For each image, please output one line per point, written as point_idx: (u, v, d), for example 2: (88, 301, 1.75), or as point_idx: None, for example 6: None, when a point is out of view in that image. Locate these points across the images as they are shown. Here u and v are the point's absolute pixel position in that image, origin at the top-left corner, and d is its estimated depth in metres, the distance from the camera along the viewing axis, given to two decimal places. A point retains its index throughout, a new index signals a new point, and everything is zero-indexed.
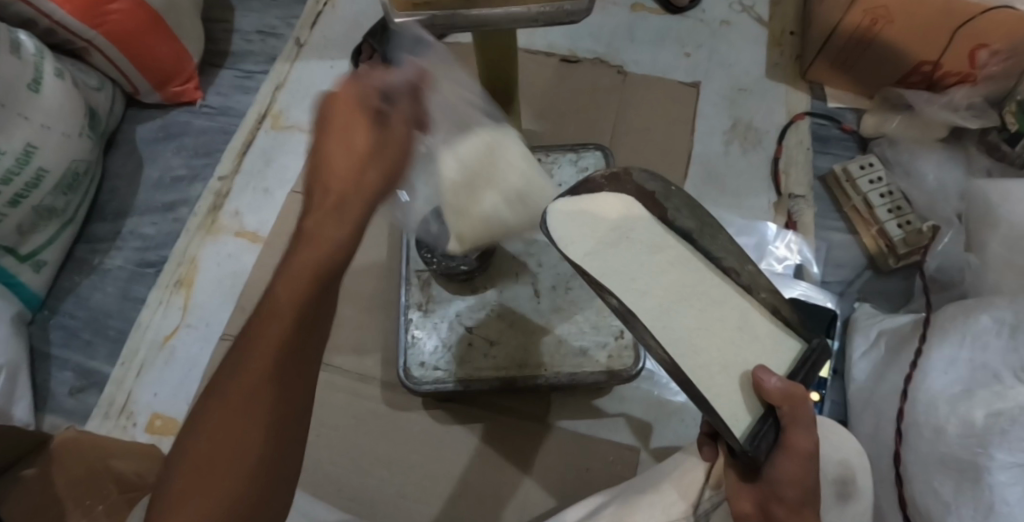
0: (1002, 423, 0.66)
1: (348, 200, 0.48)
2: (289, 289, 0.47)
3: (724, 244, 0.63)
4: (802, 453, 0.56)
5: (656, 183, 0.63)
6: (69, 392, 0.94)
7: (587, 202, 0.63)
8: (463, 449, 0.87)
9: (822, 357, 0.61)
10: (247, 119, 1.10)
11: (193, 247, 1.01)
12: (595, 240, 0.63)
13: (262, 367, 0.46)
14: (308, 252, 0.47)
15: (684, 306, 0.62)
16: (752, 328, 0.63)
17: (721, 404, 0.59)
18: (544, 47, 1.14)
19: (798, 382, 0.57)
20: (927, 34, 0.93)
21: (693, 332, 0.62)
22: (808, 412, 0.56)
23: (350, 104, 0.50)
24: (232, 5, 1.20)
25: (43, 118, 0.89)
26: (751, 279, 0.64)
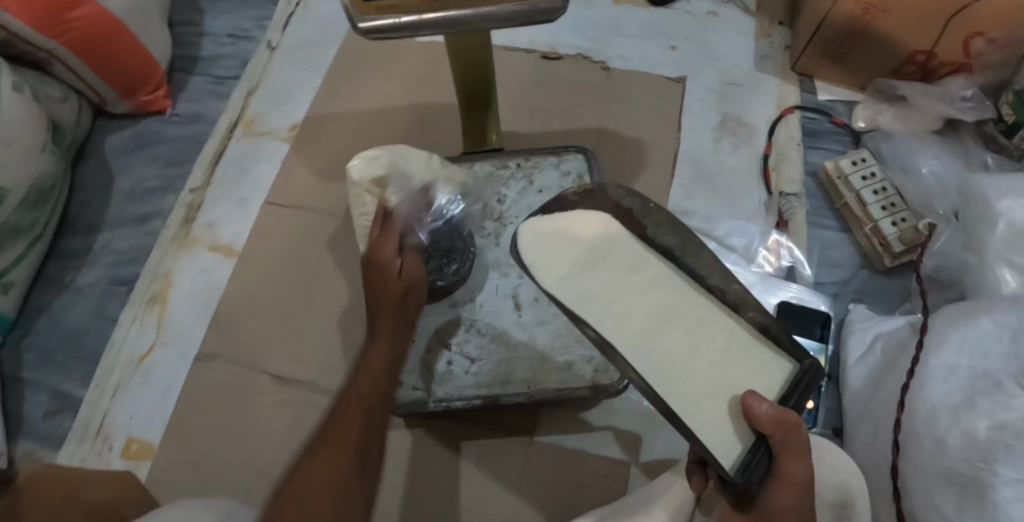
0: (1006, 437, 0.63)
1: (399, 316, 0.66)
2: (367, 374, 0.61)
3: (706, 261, 0.60)
4: (796, 483, 0.54)
5: (632, 199, 0.63)
6: (43, 416, 0.90)
7: (561, 222, 0.66)
8: (449, 467, 0.84)
9: (816, 378, 0.57)
10: (220, 127, 1.07)
11: (167, 262, 0.98)
12: (570, 264, 0.63)
13: (349, 424, 0.56)
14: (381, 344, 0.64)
15: (668, 329, 0.60)
16: (740, 349, 0.60)
17: (708, 433, 0.56)
18: (525, 44, 1.10)
19: (790, 408, 0.54)
20: (920, 24, 0.89)
21: (677, 356, 0.59)
22: (800, 441, 0.54)
23: (385, 268, 0.67)
24: (203, 7, 1.16)
25: (3, 134, 0.86)
26: (737, 297, 0.60)
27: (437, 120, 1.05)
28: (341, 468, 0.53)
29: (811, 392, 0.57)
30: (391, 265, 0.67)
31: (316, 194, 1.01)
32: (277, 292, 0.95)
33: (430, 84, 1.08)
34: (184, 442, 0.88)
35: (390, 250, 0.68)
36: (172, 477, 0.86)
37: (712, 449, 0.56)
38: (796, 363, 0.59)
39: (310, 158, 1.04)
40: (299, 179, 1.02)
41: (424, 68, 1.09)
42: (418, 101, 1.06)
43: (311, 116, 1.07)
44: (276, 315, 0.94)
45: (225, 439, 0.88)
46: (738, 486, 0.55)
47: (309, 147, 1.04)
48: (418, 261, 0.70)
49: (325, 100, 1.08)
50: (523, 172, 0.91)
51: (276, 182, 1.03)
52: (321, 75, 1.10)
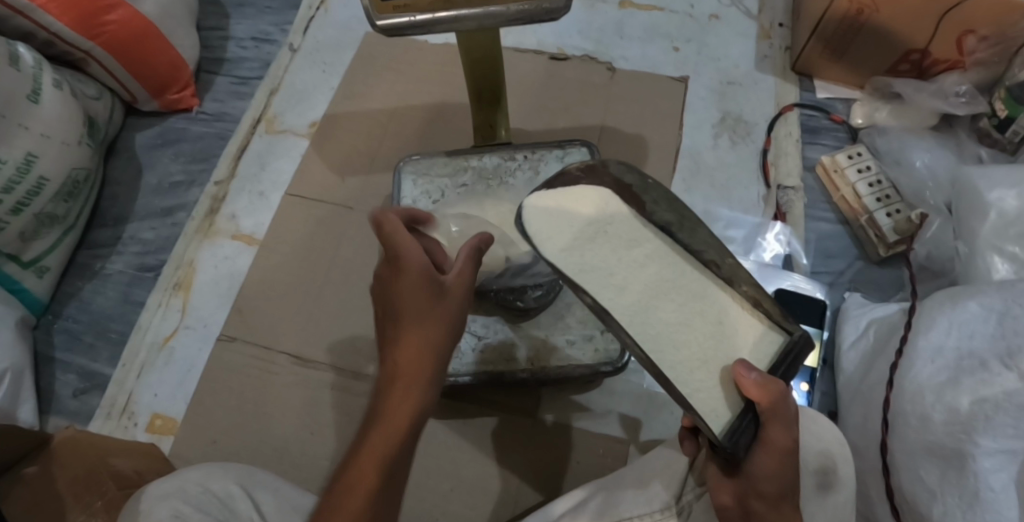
0: (986, 410, 0.66)
1: (421, 347, 0.55)
2: (395, 406, 0.54)
3: (703, 237, 0.64)
4: (780, 448, 0.57)
5: (633, 176, 0.66)
6: (72, 393, 0.95)
7: (563, 196, 0.67)
8: (454, 444, 0.88)
9: (806, 349, 0.61)
10: (243, 124, 1.13)
11: (191, 250, 1.04)
12: (573, 236, 0.65)
13: (366, 474, 0.53)
14: (404, 383, 0.54)
15: (664, 302, 0.63)
16: (734, 323, 0.63)
17: (700, 400, 0.60)
18: (533, 46, 1.15)
19: (777, 380, 0.56)
20: (914, 23, 0.93)
21: (673, 326, 0.63)
22: (786, 408, 0.56)
23: (420, 281, 0.56)
24: (228, 12, 1.22)
25: (43, 127, 0.92)
26: (731, 272, 0.64)
27: (448, 119, 1.10)
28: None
29: (800, 361, 0.61)
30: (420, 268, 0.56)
31: (333, 187, 1.06)
32: (294, 277, 1.00)
33: (442, 83, 1.13)
34: (204, 418, 0.92)
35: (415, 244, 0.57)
36: (193, 451, 0.90)
37: (703, 415, 0.59)
38: (789, 336, 0.62)
39: (328, 154, 1.09)
40: (318, 173, 1.07)
41: (435, 69, 1.14)
42: (431, 100, 1.11)
43: (329, 114, 1.12)
44: (293, 303, 0.99)
45: (243, 417, 0.92)
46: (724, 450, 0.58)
47: (327, 142, 1.10)
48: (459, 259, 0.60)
49: (342, 98, 1.13)
50: (530, 164, 0.95)
51: (295, 175, 1.08)
52: (340, 75, 1.16)
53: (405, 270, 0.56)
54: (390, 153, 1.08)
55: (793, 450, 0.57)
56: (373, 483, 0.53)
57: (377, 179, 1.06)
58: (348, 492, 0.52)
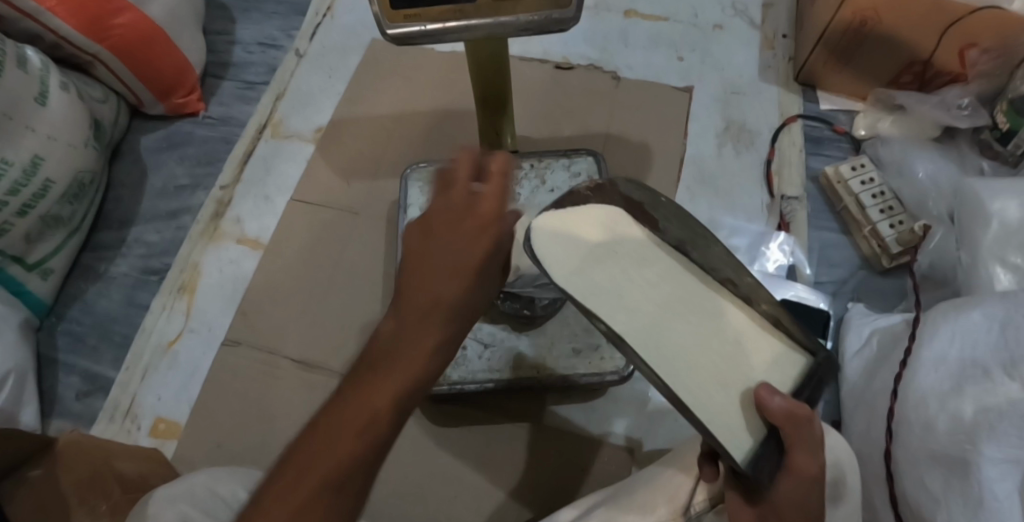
0: (989, 419, 0.66)
1: (459, 299, 0.50)
2: (420, 348, 0.48)
3: (716, 255, 0.64)
4: (805, 475, 0.55)
5: (642, 193, 0.66)
6: (75, 396, 0.95)
7: (571, 216, 0.64)
8: (459, 451, 0.88)
9: (827, 372, 0.60)
10: (249, 128, 1.13)
11: (195, 254, 1.04)
12: (582, 255, 0.62)
13: (372, 409, 0.46)
14: (435, 326, 0.49)
15: (680, 322, 0.60)
16: (751, 343, 0.61)
17: (719, 425, 0.55)
18: (538, 54, 1.16)
19: (802, 403, 0.55)
20: (917, 36, 0.94)
21: (692, 347, 0.59)
22: (811, 434, 0.55)
23: (488, 244, 0.52)
24: (234, 17, 1.22)
25: (50, 129, 0.92)
26: (750, 289, 0.63)
27: (454, 125, 1.10)
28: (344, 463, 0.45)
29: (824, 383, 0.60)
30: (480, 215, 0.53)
31: (338, 192, 1.06)
32: (299, 282, 1.00)
33: (448, 90, 1.13)
34: (208, 422, 0.92)
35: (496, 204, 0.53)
36: (196, 455, 0.90)
37: (725, 441, 0.55)
38: (812, 356, 0.61)
39: (334, 159, 1.09)
40: (323, 178, 1.08)
41: (441, 75, 1.15)
42: (437, 106, 1.12)
43: (335, 119, 1.12)
44: (297, 306, 0.99)
45: (248, 421, 0.92)
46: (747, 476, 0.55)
47: (333, 147, 1.10)
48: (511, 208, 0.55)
49: (348, 103, 1.14)
50: (536, 172, 0.96)
51: (301, 180, 1.08)
52: (346, 81, 1.16)
53: (476, 226, 0.52)
54: (396, 158, 1.08)
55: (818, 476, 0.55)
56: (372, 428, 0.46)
57: (383, 184, 1.06)
58: (342, 429, 0.46)
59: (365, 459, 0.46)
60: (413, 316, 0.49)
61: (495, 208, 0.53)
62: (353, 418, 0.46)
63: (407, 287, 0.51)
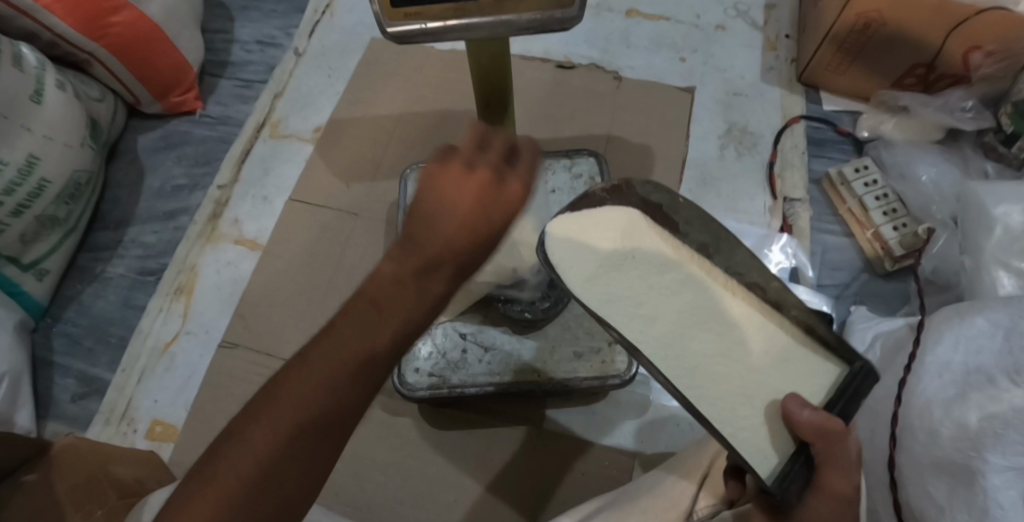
0: (995, 426, 0.66)
1: (461, 260, 0.50)
2: (416, 303, 0.49)
3: (741, 258, 0.61)
4: (837, 496, 0.51)
5: (661, 195, 0.62)
6: (71, 398, 0.94)
7: (587, 219, 0.63)
8: (459, 454, 0.87)
9: (867, 383, 0.55)
10: (247, 127, 1.12)
11: (193, 255, 1.03)
12: (598, 262, 0.62)
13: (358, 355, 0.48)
14: (433, 285, 0.49)
15: (698, 332, 0.60)
16: (781, 353, 0.60)
17: (742, 440, 0.56)
18: (539, 54, 1.15)
19: (836, 417, 0.51)
20: (921, 38, 0.94)
21: (711, 356, 0.59)
22: (845, 452, 0.51)
23: (510, 214, 0.51)
24: (233, 16, 1.21)
25: (46, 128, 0.91)
26: (778, 295, 0.60)
27: (454, 126, 1.10)
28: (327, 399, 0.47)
29: (861, 395, 0.55)
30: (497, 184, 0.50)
31: (337, 194, 1.05)
32: (298, 283, 1.00)
33: (448, 90, 1.13)
34: (205, 425, 0.91)
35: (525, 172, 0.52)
36: (193, 458, 0.89)
37: (748, 454, 0.55)
38: (846, 366, 0.58)
39: (333, 160, 1.08)
40: (322, 179, 1.07)
41: (441, 75, 1.14)
42: (437, 107, 1.11)
43: (333, 119, 1.12)
44: (296, 308, 0.98)
45: None
46: (772, 496, 0.53)
47: (332, 148, 1.09)
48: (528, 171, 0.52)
49: (347, 103, 1.13)
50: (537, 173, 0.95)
51: (299, 181, 1.07)
52: (345, 80, 1.15)
53: (502, 190, 0.50)
54: (395, 159, 1.07)
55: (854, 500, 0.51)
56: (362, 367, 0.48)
57: (382, 186, 1.06)
58: (327, 362, 0.48)
59: (349, 395, 0.48)
60: (418, 268, 0.49)
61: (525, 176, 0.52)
62: (341, 356, 0.48)
63: (413, 238, 0.49)
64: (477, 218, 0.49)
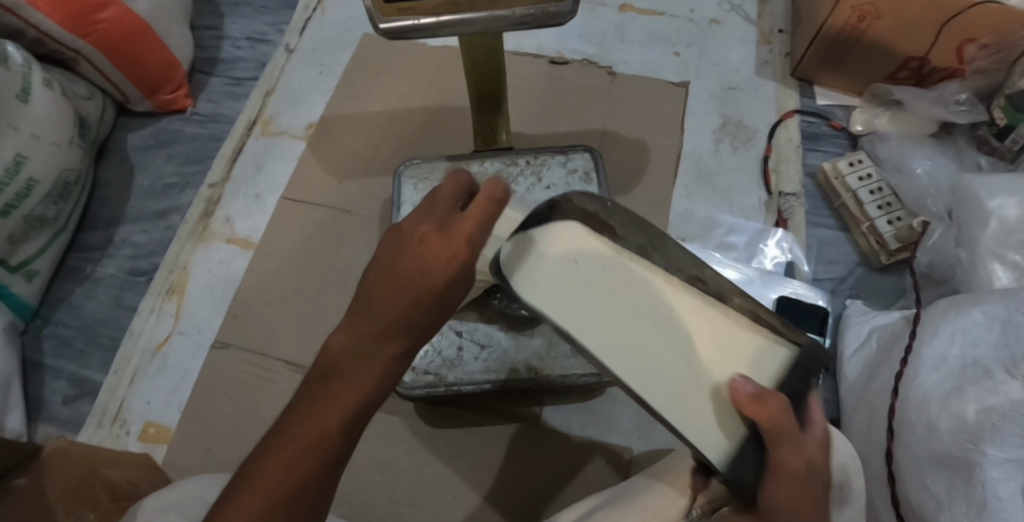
0: (993, 419, 0.66)
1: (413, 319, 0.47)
2: (370, 369, 0.46)
3: (675, 252, 0.56)
4: (790, 475, 0.47)
5: (595, 202, 0.58)
6: (62, 400, 0.93)
7: (537, 238, 0.56)
8: (456, 452, 0.87)
9: (815, 361, 0.53)
10: (237, 125, 1.11)
11: (184, 254, 1.02)
12: (551, 274, 0.54)
13: (318, 433, 0.46)
14: (386, 349, 0.47)
15: (640, 326, 0.53)
16: (728, 338, 0.53)
17: (692, 430, 0.50)
18: (532, 49, 1.14)
19: (776, 392, 0.48)
20: (915, 32, 0.93)
21: (665, 355, 0.52)
22: (790, 428, 0.47)
23: (457, 265, 0.48)
24: (222, 12, 1.20)
25: (33, 127, 0.89)
26: (718, 286, 0.55)
27: (447, 122, 1.09)
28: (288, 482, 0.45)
29: (811, 377, 0.53)
30: (438, 238, 0.48)
31: (331, 191, 1.05)
32: (292, 282, 0.99)
33: (441, 85, 1.12)
34: (199, 427, 0.90)
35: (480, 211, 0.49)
36: (187, 460, 0.89)
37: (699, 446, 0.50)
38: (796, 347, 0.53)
39: (326, 157, 1.07)
40: (315, 176, 1.06)
41: (434, 70, 1.13)
42: (430, 103, 1.10)
43: (325, 116, 1.11)
44: (289, 307, 0.97)
45: (240, 425, 0.90)
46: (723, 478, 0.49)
47: (324, 145, 1.08)
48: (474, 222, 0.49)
49: (339, 100, 1.12)
50: (532, 169, 0.94)
51: (291, 178, 1.06)
52: (337, 77, 1.14)
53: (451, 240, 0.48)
54: (387, 156, 1.07)
55: (809, 480, 0.47)
56: (320, 450, 0.46)
57: (375, 183, 1.05)
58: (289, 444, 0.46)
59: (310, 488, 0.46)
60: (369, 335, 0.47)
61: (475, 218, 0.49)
62: (299, 437, 0.46)
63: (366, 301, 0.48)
64: (420, 275, 0.47)
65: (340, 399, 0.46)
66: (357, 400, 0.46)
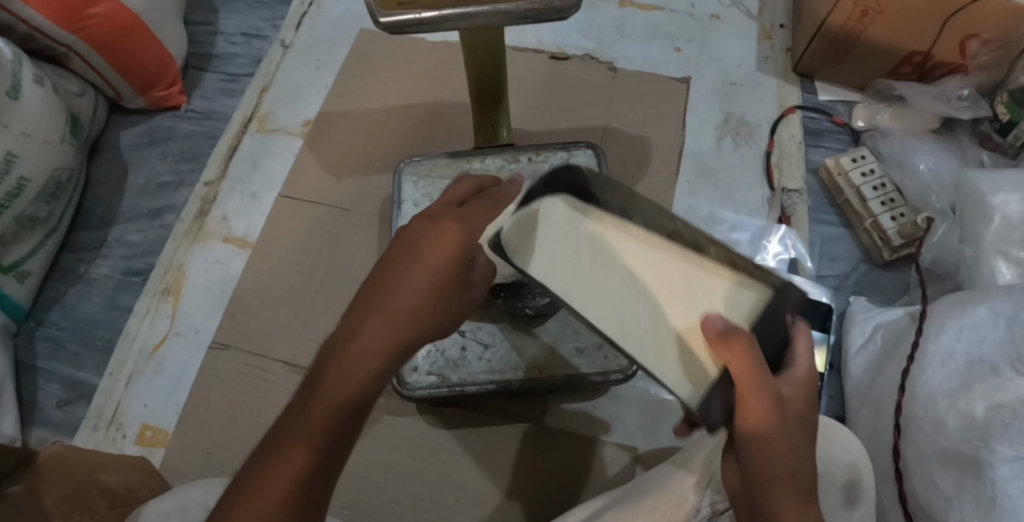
0: (1002, 416, 0.65)
1: (406, 308, 0.49)
2: (361, 362, 0.47)
3: (649, 210, 0.58)
4: (757, 414, 0.46)
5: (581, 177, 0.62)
6: (57, 404, 0.91)
7: (528, 217, 0.61)
8: (460, 453, 0.86)
9: (787, 297, 0.50)
10: (233, 121, 1.09)
11: (180, 253, 1.00)
12: (543, 245, 0.60)
13: (308, 433, 0.45)
14: (377, 340, 0.48)
15: (613, 279, 0.55)
16: (697, 278, 0.51)
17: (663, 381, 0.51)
18: (532, 44, 1.13)
19: (738, 329, 0.46)
20: (918, 28, 0.93)
21: (637, 302, 0.53)
22: (750, 366, 0.46)
23: (449, 250, 0.51)
24: (216, 7, 1.18)
25: (23, 125, 0.87)
26: (694, 238, 0.54)
27: (447, 118, 1.07)
28: (280, 489, 0.44)
29: (781, 318, 0.50)
30: (434, 226, 0.52)
31: (329, 189, 1.03)
32: (291, 282, 0.97)
33: (440, 81, 1.10)
34: (197, 430, 0.89)
35: (480, 225, 0.54)
36: (185, 464, 0.87)
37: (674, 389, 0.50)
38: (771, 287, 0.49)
39: (324, 154, 1.06)
40: (313, 173, 1.04)
41: (433, 65, 1.12)
42: (429, 99, 1.09)
43: (322, 113, 1.09)
44: (289, 306, 0.96)
45: (239, 427, 0.89)
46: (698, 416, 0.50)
47: (321, 141, 1.07)
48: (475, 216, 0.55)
49: (336, 97, 1.10)
50: (535, 166, 0.93)
51: (288, 176, 1.05)
52: (334, 73, 1.12)
53: (445, 238, 0.51)
54: (387, 153, 1.05)
55: (776, 410, 0.46)
56: (313, 450, 0.45)
57: (375, 180, 1.03)
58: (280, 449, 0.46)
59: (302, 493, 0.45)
60: (359, 327, 0.48)
61: (472, 226, 0.53)
62: (290, 440, 0.46)
63: (361, 299, 0.50)
64: (414, 265, 0.50)
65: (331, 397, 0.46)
66: (349, 395, 0.46)
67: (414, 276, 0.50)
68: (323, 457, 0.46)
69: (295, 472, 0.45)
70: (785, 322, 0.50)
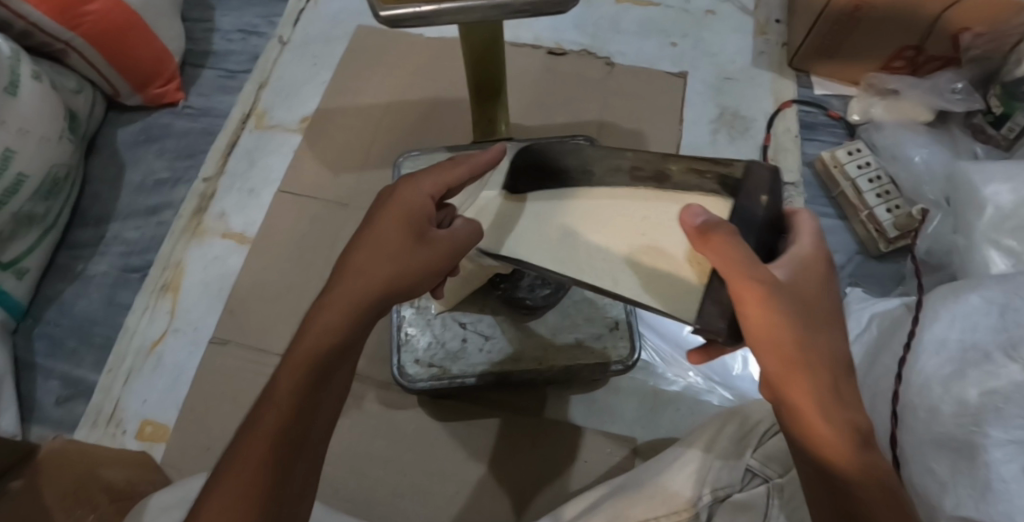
0: (995, 401, 0.66)
1: (360, 262, 0.55)
2: (327, 318, 0.53)
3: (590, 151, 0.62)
4: (757, 299, 0.48)
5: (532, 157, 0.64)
6: (56, 401, 0.91)
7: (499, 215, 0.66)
8: (461, 446, 0.86)
9: (755, 174, 0.53)
10: (232, 118, 1.09)
11: (178, 250, 1.00)
12: (521, 233, 0.63)
13: (285, 386, 0.51)
14: (340, 296, 0.54)
15: (596, 228, 0.58)
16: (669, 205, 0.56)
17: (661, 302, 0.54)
18: (529, 40, 1.14)
19: (723, 221, 0.48)
20: (910, 22, 0.94)
21: (621, 242, 0.57)
22: (737, 254, 0.47)
23: (395, 211, 0.57)
24: (213, 4, 1.18)
25: (21, 121, 0.87)
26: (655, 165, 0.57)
27: (444, 113, 1.08)
28: (262, 439, 0.49)
29: (759, 198, 0.52)
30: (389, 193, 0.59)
31: (327, 184, 1.03)
32: (289, 278, 0.97)
33: (438, 77, 1.11)
34: (197, 425, 0.89)
35: (428, 183, 0.59)
36: (185, 459, 0.87)
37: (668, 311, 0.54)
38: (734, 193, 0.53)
39: (322, 151, 1.06)
40: (311, 169, 1.05)
41: (430, 61, 1.12)
42: (427, 94, 1.09)
43: (320, 109, 1.09)
44: (288, 302, 0.96)
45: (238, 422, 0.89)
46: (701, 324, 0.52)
47: (319, 137, 1.07)
48: (429, 178, 0.59)
49: (334, 93, 1.10)
50: None
51: (287, 173, 1.05)
52: (332, 69, 1.13)
53: (387, 207, 0.57)
54: (386, 149, 1.05)
55: (770, 294, 0.48)
56: (289, 400, 0.51)
57: (374, 175, 1.04)
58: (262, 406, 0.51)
59: (281, 441, 0.50)
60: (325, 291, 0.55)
61: (418, 186, 0.58)
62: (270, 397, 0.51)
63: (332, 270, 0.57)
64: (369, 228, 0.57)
65: (303, 352, 0.52)
66: (319, 347, 0.53)
67: (368, 237, 0.56)
68: (298, 407, 0.51)
69: (273, 422, 0.50)
70: (763, 203, 0.52)
